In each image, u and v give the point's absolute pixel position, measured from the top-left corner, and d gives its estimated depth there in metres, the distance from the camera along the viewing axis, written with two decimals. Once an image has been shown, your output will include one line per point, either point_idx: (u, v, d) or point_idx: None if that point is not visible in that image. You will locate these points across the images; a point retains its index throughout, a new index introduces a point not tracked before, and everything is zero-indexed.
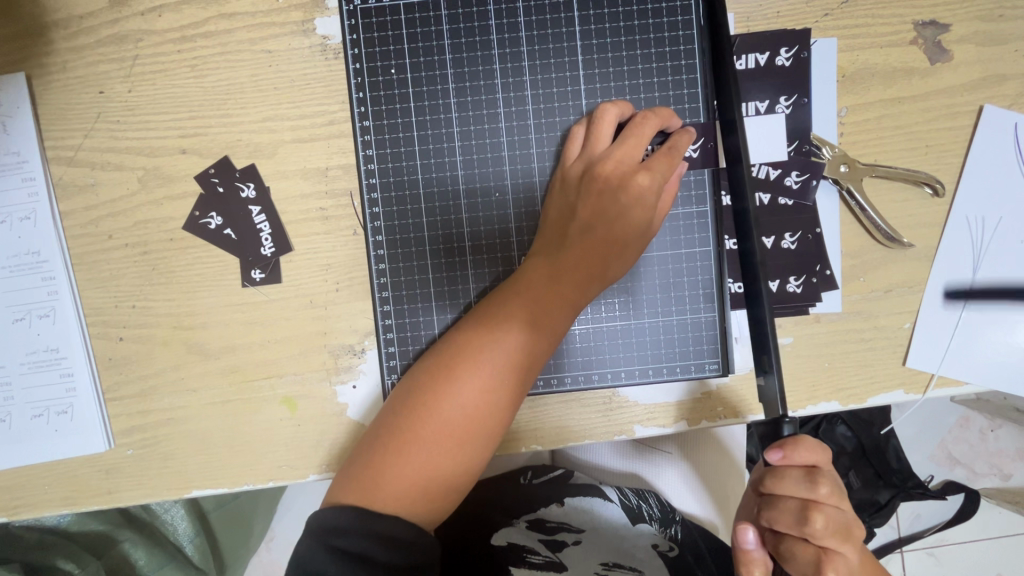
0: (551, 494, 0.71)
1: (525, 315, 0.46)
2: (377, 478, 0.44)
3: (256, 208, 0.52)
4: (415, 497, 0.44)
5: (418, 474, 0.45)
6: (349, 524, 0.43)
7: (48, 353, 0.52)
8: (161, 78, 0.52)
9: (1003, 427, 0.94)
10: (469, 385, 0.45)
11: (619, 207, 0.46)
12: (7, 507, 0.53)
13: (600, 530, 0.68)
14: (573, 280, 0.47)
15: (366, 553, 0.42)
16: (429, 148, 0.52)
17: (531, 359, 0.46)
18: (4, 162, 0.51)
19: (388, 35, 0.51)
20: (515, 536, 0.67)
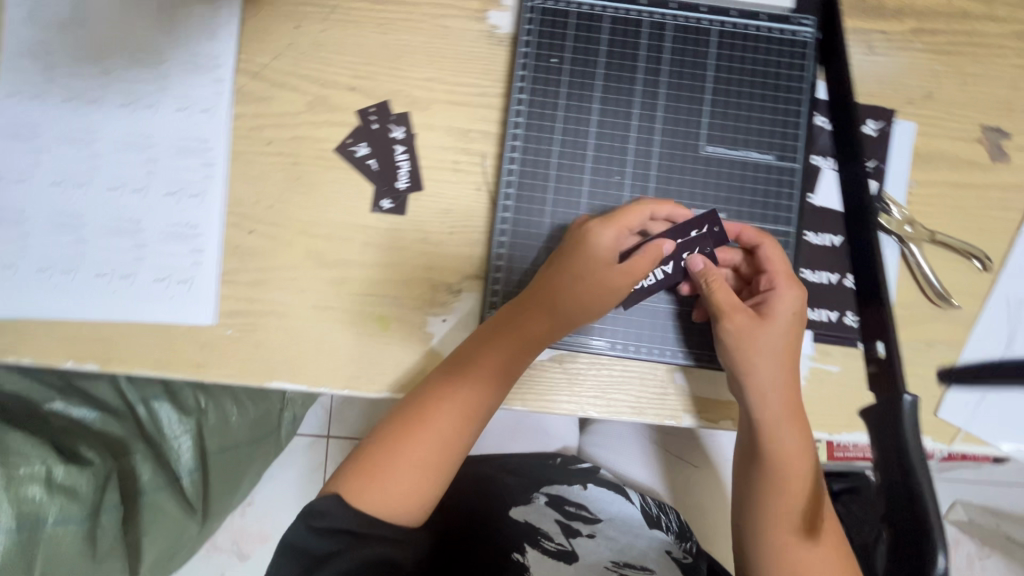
0: (575, 480, 0.76)
1: (502, 347, 0.53)
2: (367, 479, 0.52)
3: (401, 148, 0.60)
4: (399, 499, 0.52)
5: (407, 472, 0.52)
6: (329, 512, 0.50)
7: (186, 227, 0.59)
8: (350, 27, 0.61)
9: (990, 559, 1.06)
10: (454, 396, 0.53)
11: (601, 265, 0.52)
12: (103, 356, 0.58)
13: (615, 522, 0.72)
14: (542, 318, 0.53)
15: (343, 530, 0.49)
16: (570, 120, 0.55)
17: (502, 377, 0.53)
18: (202, 62, 0.60)
19: (558, 19, 0.56)
20: (535, 515, 0.71)
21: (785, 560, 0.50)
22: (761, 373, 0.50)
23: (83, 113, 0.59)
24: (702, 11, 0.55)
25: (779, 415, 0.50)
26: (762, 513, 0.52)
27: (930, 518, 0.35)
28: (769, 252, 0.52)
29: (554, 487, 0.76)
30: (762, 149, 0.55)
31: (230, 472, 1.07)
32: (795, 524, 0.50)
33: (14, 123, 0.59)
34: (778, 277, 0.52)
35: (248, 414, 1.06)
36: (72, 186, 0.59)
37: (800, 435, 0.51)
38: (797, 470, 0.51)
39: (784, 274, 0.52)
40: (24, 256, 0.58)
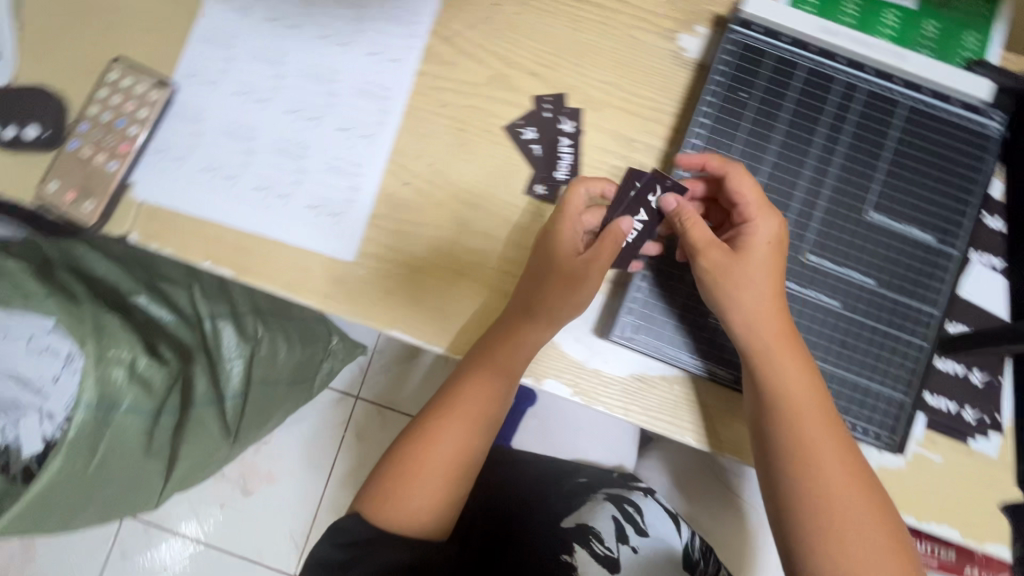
0: (633, 490, 0.78)
1: (493, 355, 0.57)
2: (383, 497, 0.58)
3: (567, 141, 0.61)
4: (413, 507, 0.57)
5: (421, 480, 0.58)
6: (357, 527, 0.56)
7: (348, 165, 0.61)
8: (546, 16, 0.63)
9: None
10: (460, 402, 0.60)
11: (564, 249, 0.55)
12: (240, 265, 0.60)
13: (660, 545, 0.73)
14: (535, 327, 0.56)
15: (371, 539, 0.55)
16: (745, 154, 0.56)
17: (498, 382, 0.58)
18: (401, 16, 0.62)
19: (758, 55, 0.57)
20: (594, 515, 0.74)
21: (811, 500, 0.50)
22: (739, 300, 0.52)
23: (280, 36, 0.62)
24: (897, 84, 0.56)
25: (771, 345, 0.52)
26: (775, 456, 0.51)
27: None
28: (743, 180, 0.53)
29: (615, 488, 0.78)
30: (924, 229, 0.55)
31: (260, 406, 1.13)
32: (817, 463, 0.50)
33: (215, 30, 0.62)
34: (751, 210, 0.53)
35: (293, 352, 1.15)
36: (253, 100, 0.62)
37: (799, 369, 0.51)
38: (808, 400, 0.51)
39: (757, 205, 0.53)
40: (193, 155, 0.61)
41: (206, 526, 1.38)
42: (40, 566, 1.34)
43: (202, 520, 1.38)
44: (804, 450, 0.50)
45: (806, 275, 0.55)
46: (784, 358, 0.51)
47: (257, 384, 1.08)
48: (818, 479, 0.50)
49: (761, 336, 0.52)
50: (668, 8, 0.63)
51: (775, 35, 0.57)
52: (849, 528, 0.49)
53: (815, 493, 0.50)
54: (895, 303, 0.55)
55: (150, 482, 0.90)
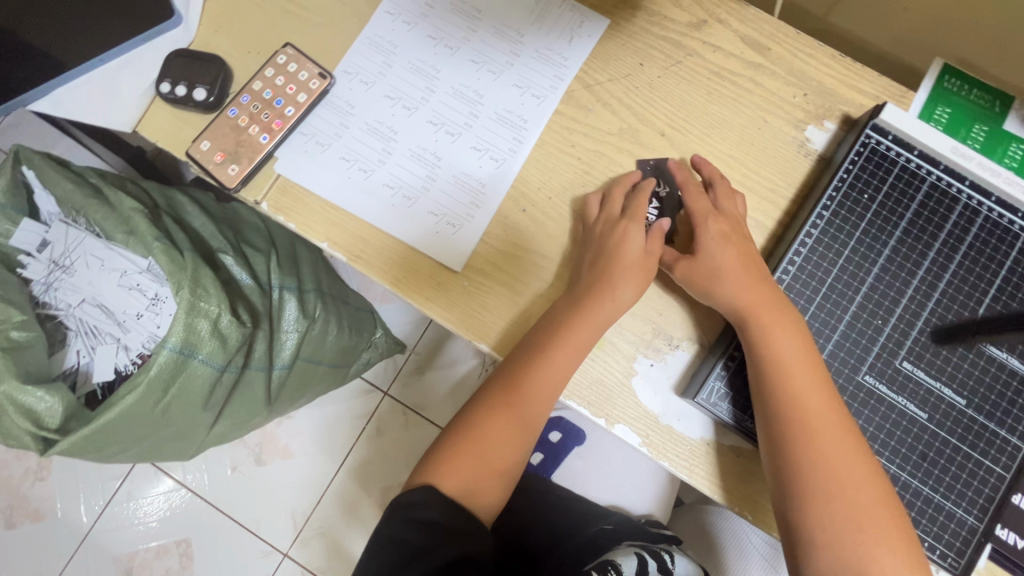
0: (663, 541, 0.78)
1: (541, 352, 0.60)
2: (442, 468, 0.62)
3: (656, 203, 0.64)
4: (462, 472, 0.62)
5: (473, 456, 0.62)
6: (414, 503, 0.60)
7: (475, 182, 0.64)
8: (684, 84, 0.67)
9: None
10: (508, 395, 0.63)
11: (602, 248, 0.61)
12: (355, 252, 0.64)
13: None
14: (582, 330, 0.59)
15: (434, 522, 0.58)
16: (857, 252, 0.58)
17: (549, 387, 0.60)
18: (551, 57, 0.67)
19: (887, 163, 0.59)
20: (621, 556, 0.71)
21: (826, 469, 0.52)
22: (727, 264, 0.58)
23: (438, 53, 0.67)
24: (1018, 216, 0.58)
25: (758, 312, 0.56)
26: (779, 423, 0.54)
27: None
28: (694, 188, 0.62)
29: (638, 540, 0.76)
30: None
31: (300, 379, 1.17)
32: (808, 415, 0.53)
33: (381, 36, 0.68)
34: (698, 216, 0.61)
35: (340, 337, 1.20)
36: (402, 106, 0.66)
37: (791, 329, 0.55)
38: (804, 362, 0.54)
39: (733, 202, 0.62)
40: (336, 143, 0.66)
41: (215, 484, 1.40)
42: (52, 488, 1.37)
43: (212, 478, 1.40)
44: (810, 422, 0.53)
45: (898, 380, 0.56)
46: (772, 319, 0.55)
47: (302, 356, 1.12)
48: (813, 430, 0.53)
49: (744, 300, 0.56)
50: (801, 100, 0.66)
51: (908, 146, 0.59)
52: (839, 473, 0.52)
53: (812, 445, 0.52)
54: (983, 430, 0.55)
55: (195, 433, 0.93)
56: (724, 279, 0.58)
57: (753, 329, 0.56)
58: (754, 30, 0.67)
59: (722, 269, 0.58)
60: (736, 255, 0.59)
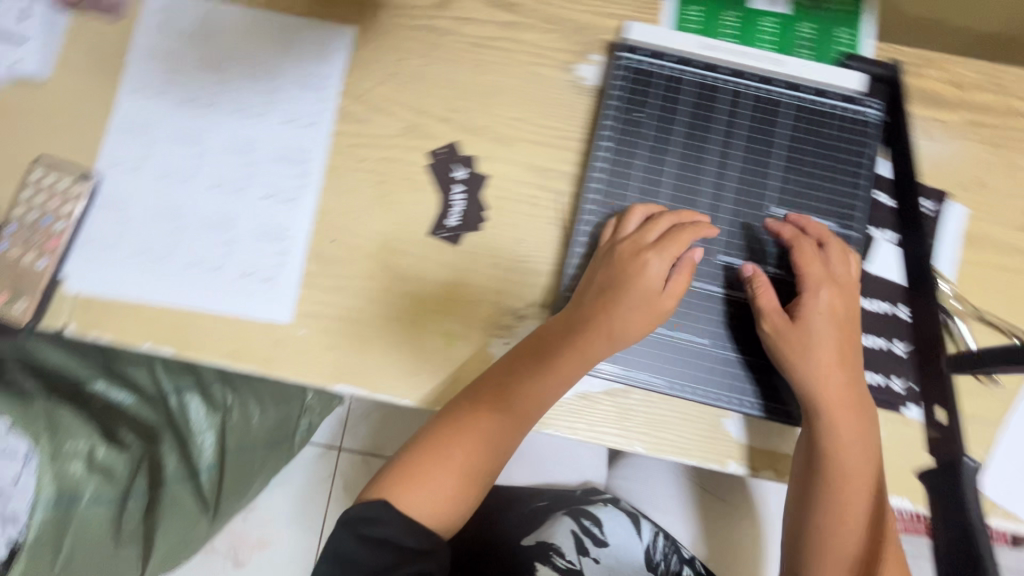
0: (598, 503, 0.83)
1: (534, 372, 0.56)
2: (405, 484, 0.55)
3: (460, 187, 0.64)
4: (432, 498, 0.55)
5: (444, 475, 0.56)
6: (372, 517, 0.53)
7: (277, 230, 0.62)
8: (449, 64, 0.66)
9: None
10: (490, 424, 0.56)
11: (617, 275, 0.56)
12: (179, 342, 0.61)
13: (620, 554, 0.79)
14: (583, 350, 0.56)
15: (399, 542, 0.52)
16: (647, 173, 0.60)
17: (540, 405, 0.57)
18: (311, 81, 0.65)
19: (646, 81, 0.61)
20: (554, 532, 0.80)
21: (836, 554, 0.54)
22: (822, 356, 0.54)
23: (196, 115, 0.64)
24: (777, 86, 0.60)
25: (838, 408, 0.54)
26: (816, 507, 0.55)
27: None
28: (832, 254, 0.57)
29: (576, 508, 0.82)
30: (826, 216, 0.59)
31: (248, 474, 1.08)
32: (841, 480, 0.54)
33: (133, 118, 0.64)
34: (809, 283, 0.55)
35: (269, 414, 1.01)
36: (177, 180, 0.63)
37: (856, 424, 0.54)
38: (857, 458, 0.54)
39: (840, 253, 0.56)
40: (122, 241, 0.62)
41: None
42: None
43: None
44: (840, 507, 0.54)
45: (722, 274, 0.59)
46: (841, 417, 0.54)
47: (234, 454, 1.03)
48: (841, 517, 0.54)
49: (823, 395, 0.54)
50: (563, 43, 0.67)
51: (662, 56, 0.61)
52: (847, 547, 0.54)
53: (836, 530, 0.54)
54: None
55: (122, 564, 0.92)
56: (810, 361, 0.54)
57: (816, 414, 0.54)
58: None
59: (808, 342, 0.54)
60: (826, 332, 0.55)
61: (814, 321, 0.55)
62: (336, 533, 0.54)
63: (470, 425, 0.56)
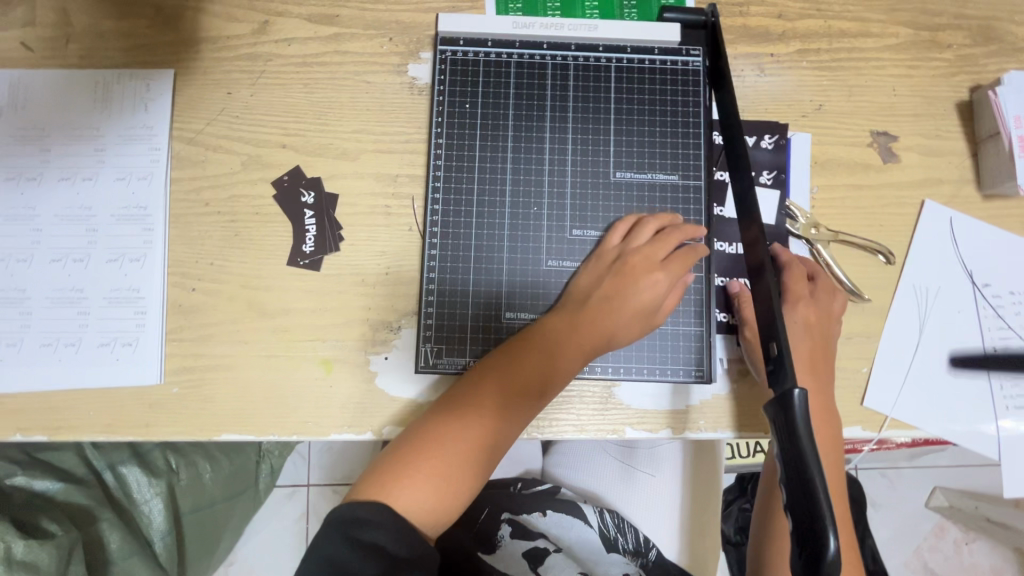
0: (536, 501, 0.77)
1: (542, 362, 0.52)
2: (402, 478, 0.49)
3: (310, 212, 0.63)
4: (431, 495, 0.49)
5: (444, 468, 0.49)
6: (367, 517, 0.45)
7: (130, 291, 0.61)
8: (278, 89, 0.65)
9: (975, 542, 1.25)
10: (491, 419, 0.51)
11: (620, 273, 0.54)
12: (50, 426, 0.59)
13: (574, 549, 0.72)
14: (588, 341, 0.53)
15: (391, 545, 0.44)
16: (487, 160, 0.59)
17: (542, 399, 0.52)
18: (137, 133, 0.63)
19: (469, 68, 0.60)
20: (501, 563, 0.69)
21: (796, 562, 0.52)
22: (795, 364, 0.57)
23: (23, 191, 0.62)
24: (599, 52, 0.60)
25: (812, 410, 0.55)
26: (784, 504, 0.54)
27: (822, 500, 0.36)
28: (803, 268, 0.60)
29: (517, 511, 0.76)
30: (667, 170, 0.59)
31: (206, 531, 1.08)
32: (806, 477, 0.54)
33: None
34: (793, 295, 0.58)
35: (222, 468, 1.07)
36: (16, 261, 0.61)
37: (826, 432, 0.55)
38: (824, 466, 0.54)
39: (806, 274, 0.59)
40: None
41: None
42: None
43: None
44: None
45: (576, 248, 0.58)
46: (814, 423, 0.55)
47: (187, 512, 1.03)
48: None
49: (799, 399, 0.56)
50: (389, 45, 0.65)
51: (480, 42, 0.60)
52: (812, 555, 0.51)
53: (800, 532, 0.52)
54: None
55: None
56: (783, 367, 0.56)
57: None
58: (314, 7, 0.66)
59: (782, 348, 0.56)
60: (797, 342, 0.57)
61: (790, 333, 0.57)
62: (321, 536, 0.45)
63: (467, 412, 0.51)
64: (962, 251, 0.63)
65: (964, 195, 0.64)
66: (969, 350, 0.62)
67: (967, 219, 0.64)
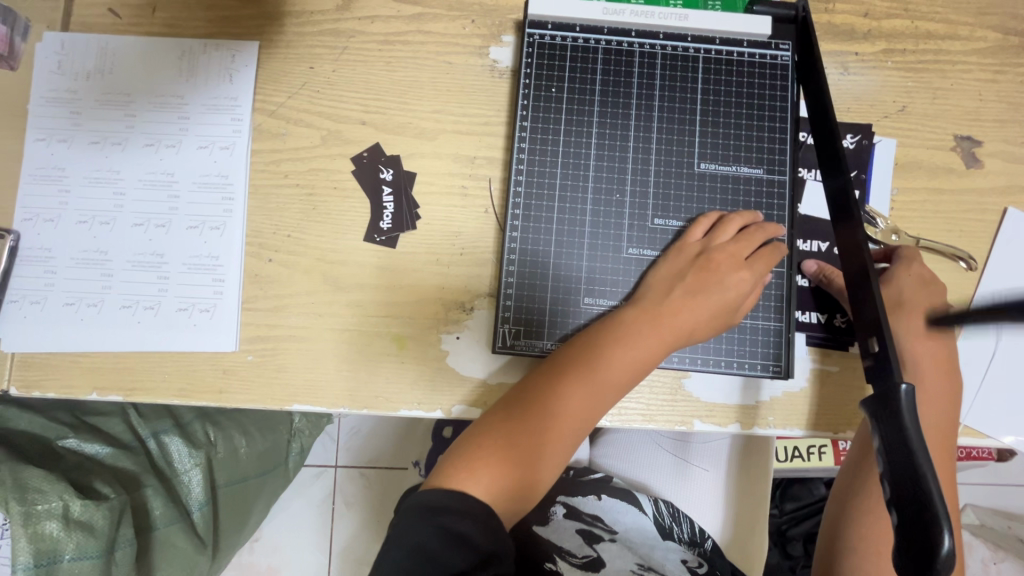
0: (590, 489, 0.76)
1: (621, 356, 0.52)
2: (478, 467, 0.48)
3: (388, 189, 0.63)
4: (507, 485, 0.48)
5: (519, 459, 0.49)
6: (448, 504, 0.45)
7: (209, 259, 0.61)
8: (360, 66, 0.65)
9: None
10: (566, 411, 0.50)
11: (701, 272, 0.54)
12: (127, 387, 0.60)
13: (631, 535, 0.71)
14: (668, 336, 0.53)
15: (468, 536, 0.43)
16: (571, 145, 0.59)
17: (599, 399, 0.51)
18: (221, 103, 0.64)
19: (556, 52, 0.60)
20: (554, 536, 0.70)
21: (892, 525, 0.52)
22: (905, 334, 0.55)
23: (109, 154, 0.63)
24: (688, 41, 0.60)
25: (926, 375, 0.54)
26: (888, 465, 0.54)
27: (935, 496, 0.36)
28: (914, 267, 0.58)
29: (573, 496, 0.76)
30: (752, 163, 0.58)
31: (238, 505, 1.09)
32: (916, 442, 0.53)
33: (42, 166, 0.62)
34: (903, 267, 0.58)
35: (257, 443, 1.09)
36: (99, 223, 0.62)
37: (942, 402, 0.54)
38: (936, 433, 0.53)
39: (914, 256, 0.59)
40: (51, 293, 0.61)
41: None
42: None
43: None
44: None
45: (657, 238, 0.58)
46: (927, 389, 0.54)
47: (224, 484, 1.05)
48: None
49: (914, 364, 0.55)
50: (471, 27, 0.66)
51: (569, 26, 0.60)
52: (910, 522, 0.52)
53: None
54: None
55: None
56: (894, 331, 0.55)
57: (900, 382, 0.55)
58: None
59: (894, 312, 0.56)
60: (915, 306, 0.56)
61: (904, 298, 0.56)
62: (401, 525, 0.45)
63: (544, 402, 0.50)
64: None
65: None
66: None
67: None
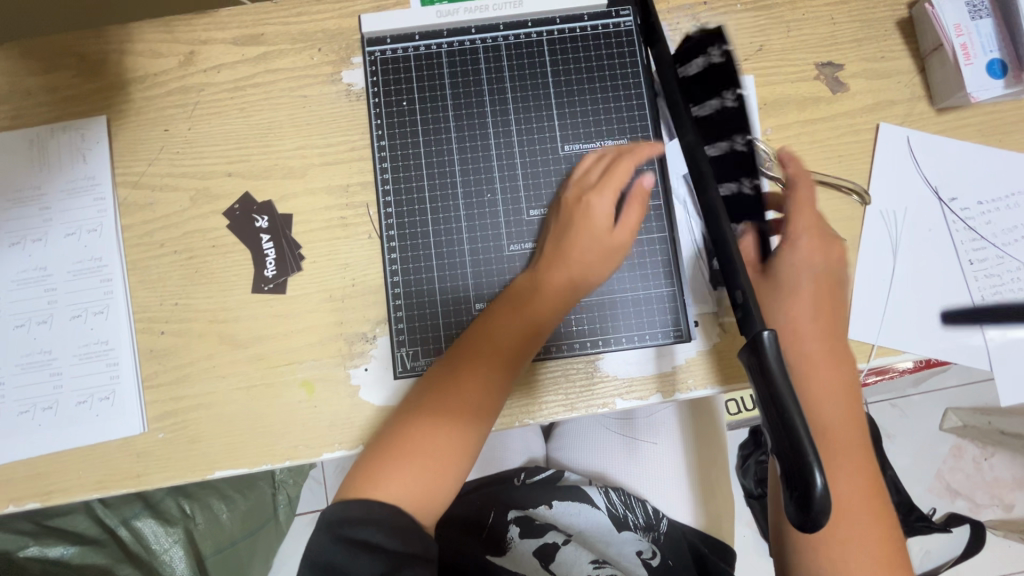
0: (540, 495, 0.76)
1: (513, 318, 0.52)
2: (387, 472, 0.48)
3: (267, 237, 0.62)
4: (416, 481, 0.48)
5: (427, 455, 0.49)
6: (358, 516, 0.46)
7: (99, 345, 0.60)
8: (214, 118, 0.64)
9: (996, 456, 1.23)
10: (472, 400, 0.50)
11: (572, 214, 0.55)
12: (41, 492, 0.58)
13: (584, 534, 0.74)
14: (552, 284, 0.53)
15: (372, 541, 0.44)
16: (433, 154, 0.60)
17: (498, 382, 0.51)
18: (80, 185, 0.62)
19: (401, 66, 0.61)
20: (508, 559, 0.70)
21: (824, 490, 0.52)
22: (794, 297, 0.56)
23: None
24: (528, 27, 0.60)
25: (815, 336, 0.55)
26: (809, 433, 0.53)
27: (798, 426, 0.36)
28: (801, 193, 0.58)
29: (522, 507, 0.75)
30: (615, 136, 0.59)
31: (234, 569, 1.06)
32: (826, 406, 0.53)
33: None
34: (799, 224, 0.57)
35: (238, 507, 1.04)
36: None
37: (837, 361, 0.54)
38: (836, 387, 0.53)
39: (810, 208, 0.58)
40: None
41: None
42: None
43: None
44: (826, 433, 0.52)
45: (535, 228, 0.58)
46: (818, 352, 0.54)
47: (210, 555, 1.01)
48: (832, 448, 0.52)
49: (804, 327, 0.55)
50: (319, 55, 0.63)
51: (408, 37, 0.61)
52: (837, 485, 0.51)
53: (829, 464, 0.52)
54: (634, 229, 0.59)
55: None
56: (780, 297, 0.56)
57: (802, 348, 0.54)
58: (238, 28, 0.65)
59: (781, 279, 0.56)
60: (802, 269, 0.57)
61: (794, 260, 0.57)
62: (310, 552, 0.46)
63: (450, 394, 0.50)
64: (924, 169, 0.63)
65: (918, 112, 0.63)
66: (942, 267, 0.61)
67: (924, 136, 0.63)
